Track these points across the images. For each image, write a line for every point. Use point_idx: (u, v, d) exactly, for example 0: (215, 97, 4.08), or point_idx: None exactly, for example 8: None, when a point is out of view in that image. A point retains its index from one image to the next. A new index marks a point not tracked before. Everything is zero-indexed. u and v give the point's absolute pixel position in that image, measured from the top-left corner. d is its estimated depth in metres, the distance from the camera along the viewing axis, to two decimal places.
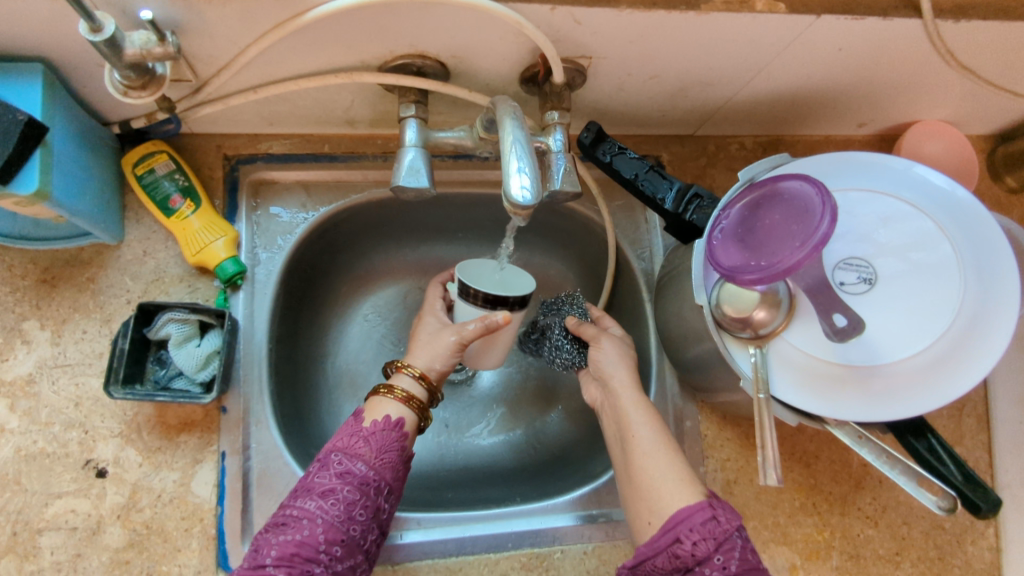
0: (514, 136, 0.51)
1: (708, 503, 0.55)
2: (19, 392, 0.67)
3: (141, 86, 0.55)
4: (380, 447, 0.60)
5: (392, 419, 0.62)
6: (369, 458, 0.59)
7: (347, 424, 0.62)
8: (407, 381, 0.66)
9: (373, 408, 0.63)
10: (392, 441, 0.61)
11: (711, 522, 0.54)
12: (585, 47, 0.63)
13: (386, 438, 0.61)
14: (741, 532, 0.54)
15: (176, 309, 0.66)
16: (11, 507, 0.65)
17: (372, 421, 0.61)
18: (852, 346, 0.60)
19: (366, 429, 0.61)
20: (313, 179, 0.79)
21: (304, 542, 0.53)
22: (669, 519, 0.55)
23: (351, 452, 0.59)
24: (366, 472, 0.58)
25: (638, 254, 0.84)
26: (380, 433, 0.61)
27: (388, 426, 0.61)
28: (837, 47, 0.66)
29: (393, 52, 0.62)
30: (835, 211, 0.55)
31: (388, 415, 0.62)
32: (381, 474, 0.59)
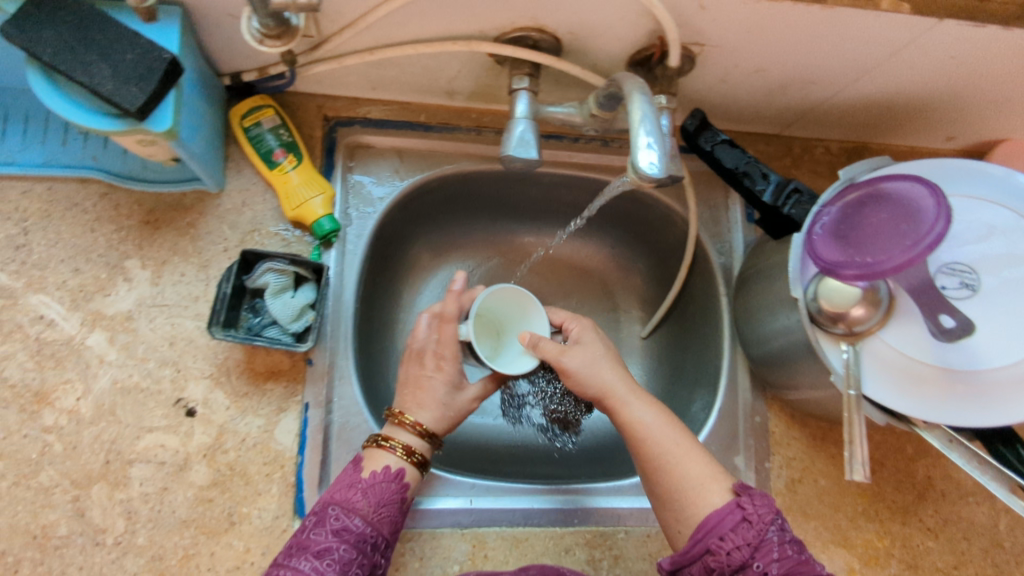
0: (643, 111, 0.52)
1: (735, 504, 0.56)
2: (118, 326, 0.69)
3: (277, 36, 0.57)
4: (378, 500, 0.60)
5: (392, 470, 0.62)
6: (366, 512, 0.59)
7: (345, 474, 0.62)
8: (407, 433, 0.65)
9: (372, 457, 0.64)
10: (391, 493, 0.61)
11: (742, 525, 0.55)
12: (702, 34, 0.63)
13: (385, 491, 0.61)
14: (775, 528, 0.55)
15: (274, 259, 0.68)
16: (105, 436, 0.67)
17: (372, 472, 0.62)
18: (951, 349, 0.61)
19: (364, 481, 0.61)
20: (408, 146, 0.80)
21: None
22: (700, 527, 0.56)
23: (348, 507, 0.59)
24: (363, 528, 0.59)
25: (717, 248, 0.84)
26: (379, 486, 0.61)
27: (387, 478, 0.62)
28: (950, 55, 0.66)
29: (513, 24, 0.63)
30: (949, 215, 0.55)
31: (386, 466, 0.62)
32: (379, 527, 0.60)
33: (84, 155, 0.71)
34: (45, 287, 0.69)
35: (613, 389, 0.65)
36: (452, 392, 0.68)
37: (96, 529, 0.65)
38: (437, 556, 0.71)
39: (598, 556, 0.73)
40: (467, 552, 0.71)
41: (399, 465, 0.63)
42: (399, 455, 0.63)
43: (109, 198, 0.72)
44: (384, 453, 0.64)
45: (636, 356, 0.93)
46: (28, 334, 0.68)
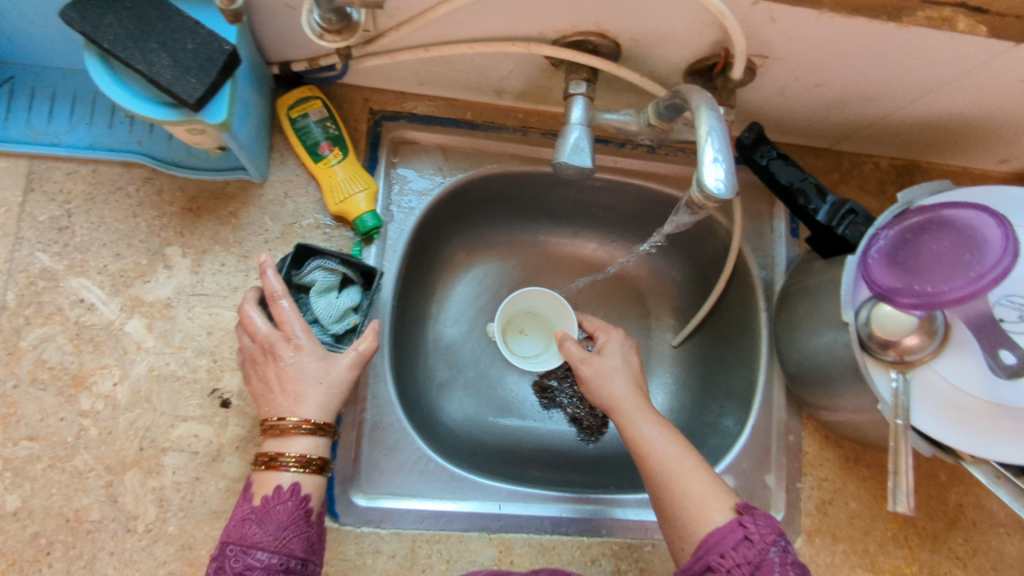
0: (709, 126, 0.51)
1: (736, 521, 0.55)
2: (157, 313, 0.69)
3: (337, 31, 0.56)
4: (279, 525, 0.56)
5: (285, 490, 0.57)
6: (267, 542, 0.55)
7: (238, 505, 0.58)
8: (300, 443, 0.59)
9: (263, 480, 0.58)
10: (290, 514, 0.57)
11: (744, 543, 0.54)
12: (768, 46, 0.62)
13: (283, 513, 0.57)
14: (778, 547, 0.54)
15: (326, 258, 0.67)
16: (140, 423, 0.67)
17: (263, 500, 0.57)
18: (1006, 386, 0.59)
19: (257, 510, 0.57)
20: (452, 144, 0.79)
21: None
22: (701, 544, 0.55)
23: (245, 543, 0.55)
24: (268, 559, 0.55)
25: (760, 262, 0.82)
26: (275, 510, 0.56)
27: (281, 499, 0.57)
28: (1020, 79, 0.64)
29: (574, 27, 0.62)
30: (1017, 248, 0.54)
31: (279, 486, 0.57)
32: (288, 551, 0.56)
33: (129, 139, 0.71)
34: (86, 270, 0.69)
35: (622, 402, 0.66)
36: (324, 364, 0.61)
37: (128, 515, 0.65)
38: (463, 560, 0.70)
39: (624, 567, 0.72)
40: (494, 557, 0.71)
41: (294, 480, 0.58)
42: (295, 470, 0.58)
43: (153, 183, 0.71)
44: (275, 474, 0.58)
45: (666, 365, 0.92)
46: (67, 317, 0.68)
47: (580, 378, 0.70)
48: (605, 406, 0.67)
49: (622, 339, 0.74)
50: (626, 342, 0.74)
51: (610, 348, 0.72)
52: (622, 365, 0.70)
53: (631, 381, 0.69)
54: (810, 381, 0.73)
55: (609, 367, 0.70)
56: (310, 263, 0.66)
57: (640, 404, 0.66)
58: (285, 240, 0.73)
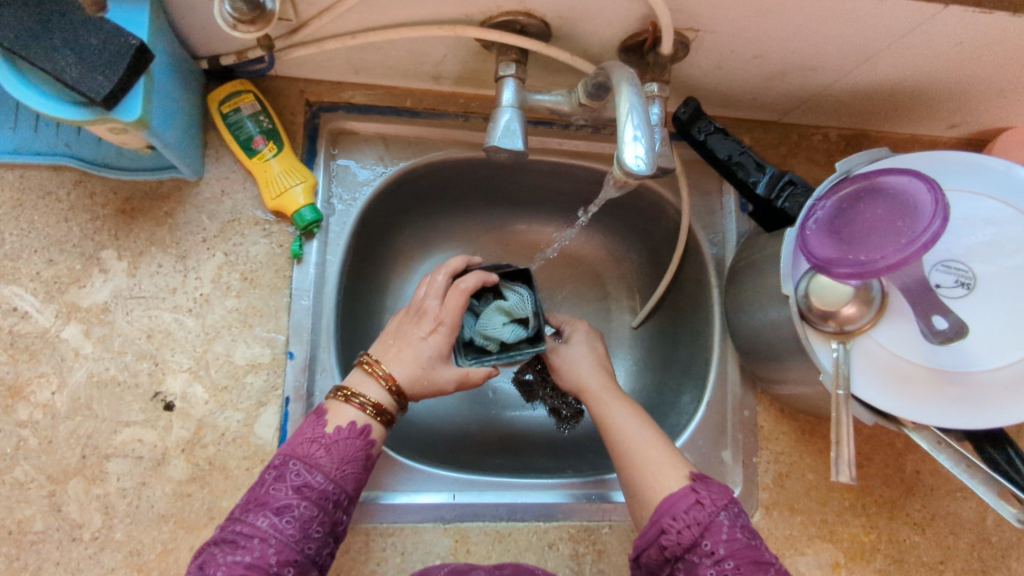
0: (630, 102, 0.50)
1: (689, 487, 0.55)
2: (94, 318, 0.68)
3: (250, 21, 0.55)
4: (342, 457, 0.57)
5: (357, 427, 0.59)
6: (329, 468, 0.56)
7: (308, 426, 0.59)
8: (374, 388, 0.61)
9: (335, 412, 0.60)
10: (356, 450, 0.58)
11: (695, 507, 0.54)
12: (697, 19, 0.61)
13: (350, 449, 0.58)
14: (729, 511, 0.54)
15: (530, 290, 0.68)
16: (82, 431, 0.66)
17: (335, 428, 0.58)
18: (942, 350, 0.59)
19: (328, 435, 0.58)
20: (393, 133, 0.78)
21: (256, 563, 0.51)
22: (656, 510, 0.56)
23: (309, 463, 0.56)
24: (325, 485, 0.55)
25: (711, 238, 0.82)
26: (344, 442, 0.58)
27: (352, 434, 0.58)
28: (953, 42, 0.63)
29: (499, 7, 0.60)
30: (946, 213, 0.54)
31: (352, 421, 0.59)
32: (342, 485, 0.57)
33: (56, 142, 0.68)
34: (18, 278, 0.67)
35: (593, 387, 0.68)
36: (435, 361, 0.62)
37: (72, 524, 0.64)
38: (419, 551, 0.70)
39: (582, 550, 0.73)
40: (450, 547, 0.71)
41: (364, 421, 0.59)
42: (366, 411, 0.60)
43: (83, 186, 0.70)
44: (348, 407, 0.60)
45: (627, 347, 0.91)
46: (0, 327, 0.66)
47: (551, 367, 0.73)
48: (575, 389, 0.70)
49: (588, 328, 0.76)
50: (590, 331, 0.76)
51: (577, 337, 0.74)
52: (588, 353, 0.72)
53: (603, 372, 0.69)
54: (760, 355, 0.72)
55: (576, 355, 0.72)
56: (519, 287, 0.69)
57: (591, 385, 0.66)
58: (223, 238, 0.71)
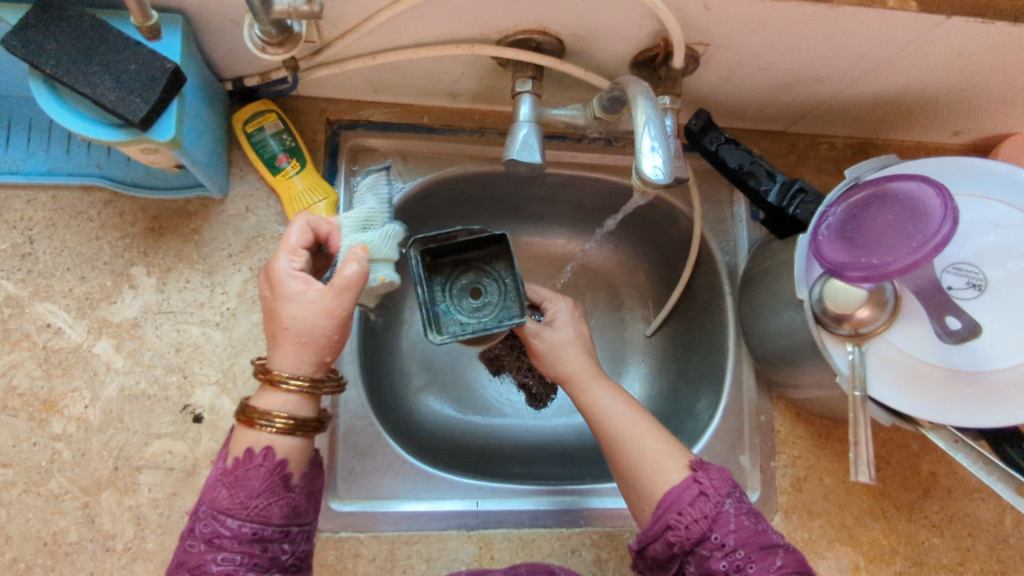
0: (647, 115, 0.52)
1: (691, 478, 0.56)
2: (125, 333, 0.70)
3: (278, 43, 0.57)
4: (248, 492, 0.52)
5: (259, 454, 0.53)
6: (238, 508, 0.51)
7: (215, 467, 0.54)
8: (280, 400, 0.54)
9: (241, 435, 0.54)
10: (263, 478, 0.52)
11: (700, 500, 0.55)
12: (707, 34, 0.63)
13: (256, 479, 0.52)
14: (733, 499, 0.55)
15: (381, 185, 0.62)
16: (114, 443, 0.67)
17: (234, 462, 0.53)
18: (956, 350, 0.61)
19: (229, 473, 0.52)
20: (411, 149, 0.80)
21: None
22: (659, 503, 0.56)
23: (215, 509, 0.52)
24: (239, 527, 0.51)
25: (722, 247, 0.84)
26: (246, 476, 0.52)
27: (251, 464, 0.52)
28: (957, 51, 0.65)
29: (515, 26, 0.63)
30: (956, 215, 0.56)
31: (255, 447, 0.53)
32: (264, 518, 0.52)
33: (87, 163, 0.71)
34: (52, 295, 0.69)
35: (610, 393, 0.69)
36: (303, 300, 0.52)
37: (106, 535, 0.66)
38: (444, 558, 0.71)
39: (604, 556, 0.73)
40: (474, 554, 0.72)
41: (268, 441, 0.53)
42: (275, 430, 0.53)
43: (114, 206, 0.72)
44: (254, 429, 0.53)
45: (641, 355, 0.92)
46: (35, 343, 0.68)
47: (534, 353, 0.68)
48: (559, 380, 0.67)
49: (573, 307, 0.71)
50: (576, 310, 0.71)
51: (561, 318, 0.69)
52: (575, 337, 0.68)
53: None
54: (776, 360, 0.74)
55: (562, 340, 0.67)
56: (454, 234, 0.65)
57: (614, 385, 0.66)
58: (248, 254, 0.73)
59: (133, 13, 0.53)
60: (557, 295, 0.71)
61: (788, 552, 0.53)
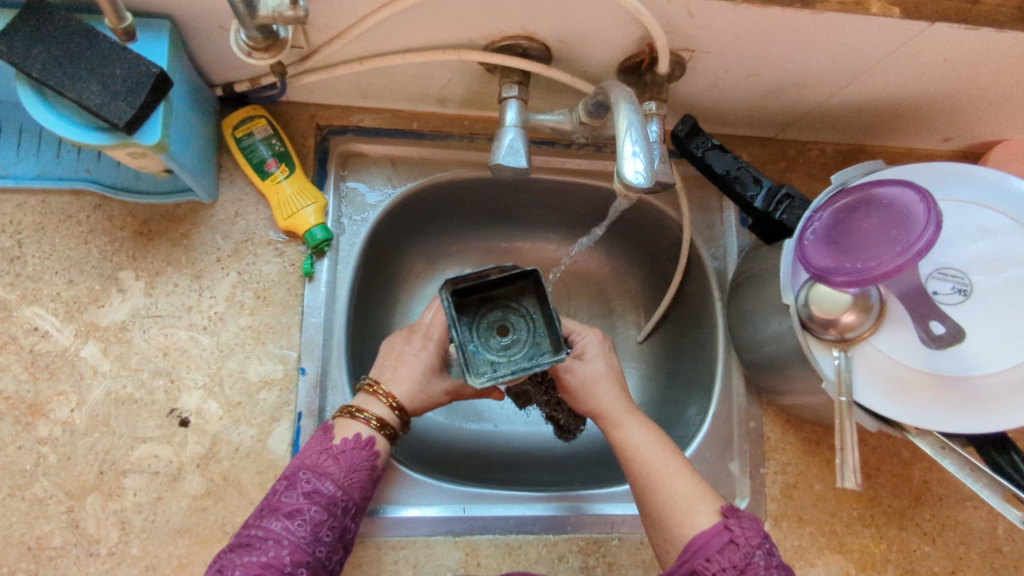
0: (629, 120, 0.52)
1: (723, 525, 0.56)
2: (112, 337, 0.70)
3: (265, 48, 0.58)
4: (349, 466, 0.60)
5: (363, 438, 0.62)
6: (337, 477, 0.59)
7: (316, 440, 0.62)
8: (382, 407, 0.64)
9: (343, 425, 0.63)
10: (362, 460, 0.61)
11: (729, 548, 0.55)
12: (692, 40, 0.63)
13: (356, 458, 0.61)
14: (763, 551, 0.55)
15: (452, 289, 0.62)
16: (99, 447, 0.67)
17: (343, 439, 0.61)
18: (942, 356, 0.60)
19: (335, 446, 0.61)
20: (400, 155, 0.80)
21: (269, 563, 0.53)
22: (686, 548, 0.56)
23: (318, 471, 0.59)
24: (333, 491, 0.58)
25: (712, 252, 0.84)
26: (350, 453, 0.60)
27: (359, 444, 0.61)
28: (942, 57, 0.66)
29: (501, 32, 0.63)
30: (939, 220, 0.55)
31: (358, 433, 0.62)
32: (349, 493, 0.59)
33: (77, 167, 0.71)
34: (39, 299, 0.69)
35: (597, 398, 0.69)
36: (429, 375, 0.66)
37: (90, 539, 0.65)
38: (430, 564, 0.71)
39: (592, 562, 0.73)
40: (460, 560, 0.71)
41: (371, 434, 0.62)
42: (373, 425, 0.63)
43: (103, 210, 0.72)
44: (355, 422, 0.63)
45: (632, 361, 0.92)
46: (22, 346, 0.68)
47: (565, 387, 0.68)
48: (591, 414, 0.67)
49: (603, 339, 0.70)
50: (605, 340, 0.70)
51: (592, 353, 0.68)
52: (606, 372, 0.68)
53: (617, 383, 0.69)
54: (765, 366, 0.73)
55: (593, 374, 0.67)
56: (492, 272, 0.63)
57: (602, 390, 0.66)
58: (236, 258, 0.74)
59: (107, 16, 0.51)
60: (586, 328, 0.70)
61: None
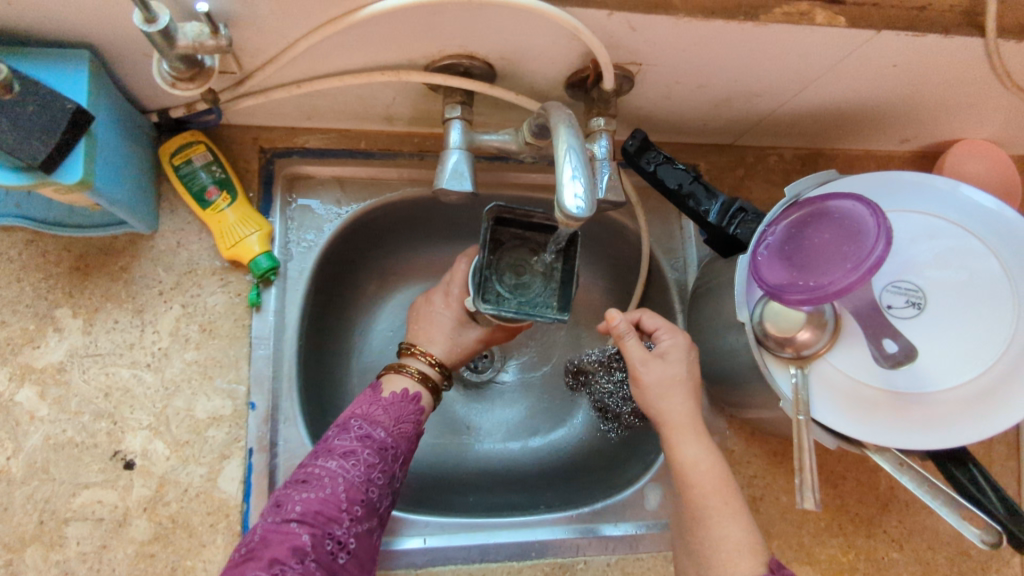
0: (568, 144, 0.50)
1: None
2: (50, 379, 0.67)
3: (189, 78, 0.55)
4: (398, 416, 0.61)
5: (409, 393, 0.63)
6: (388, 424, 0.60)
7: (364, 395, 0.63)
8: (421, 363, 0.67)
9: (390, 380, 0.64)
10: (409, 412, 0.62)
11: None
12: (637, 54, 0.62)
13: (404, 410, 0.62)
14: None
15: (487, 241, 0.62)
16: (39, 495, 0.65)
17: (390, 393, 0.62)
18: (899, 372, 0.59)
19: (384, 398, 0.62)
20: (349, 175, 0.78)
21: (327, 500, 0.54)
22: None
23: (369, 419, 0.60)
24: (384, 438, 0.59)
25: (672, 264, 0.83)
26: (398, 405, 0.62)
27: (405, 398, 0.62)
28: (892, 64, 0.65)
29: (441, 51, 0.61)
30: (889, 236, 0.54)
31: (404, 388, 0.63)
32: (398, 441, 0.60)
33: (6, 204, 0.67)
34: None
35: None
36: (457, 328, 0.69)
37: None
38: None
39: None
40: None
41: (416, 390, 0.64)
42: (416, 379, 0.65)
43: (35, 246, 0.69)
44: (399, 377, 0.65)
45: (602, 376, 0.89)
46: None
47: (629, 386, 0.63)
48: None
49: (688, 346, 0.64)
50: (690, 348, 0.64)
51: (673, 354, 0.63)
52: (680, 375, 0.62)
53: None
54: (726, 380, 0.72)
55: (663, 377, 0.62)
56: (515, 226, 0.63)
57: None
58: (180, 290, 0.71)
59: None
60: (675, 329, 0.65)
61: None
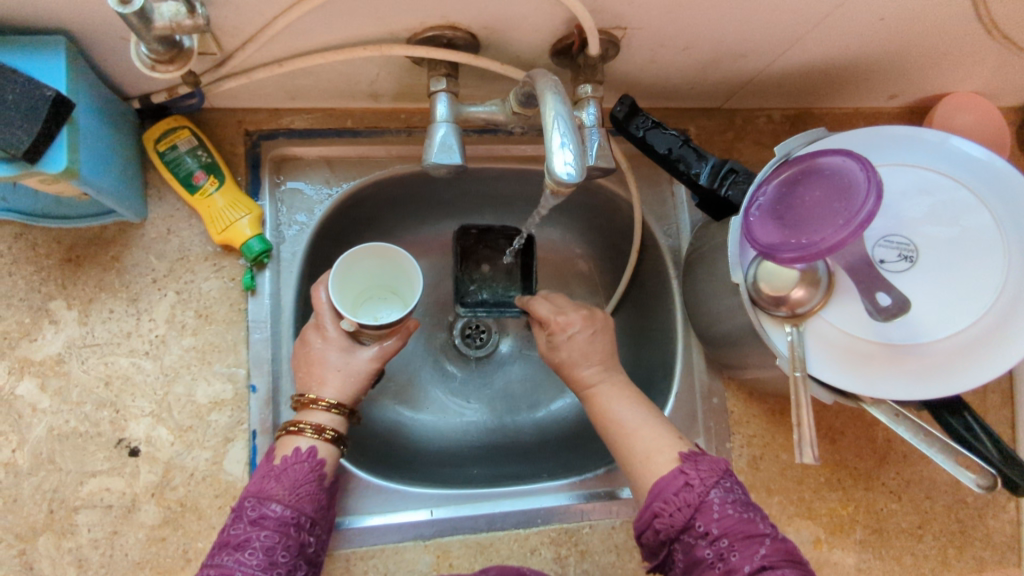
0: (556, 111, 0.50)
1: (678, 470, 0.56)
2: (49, 371, 0.67)
3: (169, 60, 0.55)
4: (293, 483, 0.59)
5: (303, 451, 0.61)
6: (283, 496, 0.59)
7: (259, 467, 0.62)
8: (320, 415, 0.64)
9: (284, 444, 0.63)
10: (306, 473, 0.60)
11: (684, 490, 0.55)
12: (622, 18, 0.61)
13: (298, 473, 0.60)
14: (719, 489, 0.55)
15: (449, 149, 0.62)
16: (47, 486, 0.65)
17: (283, 458, 0.61)
18: (892, 325, 0.60)
19: (277, 468, 0.60)
20: (337, 155, 0.78)
21: None
22: (648, 493, 0.57)
23: (262, 496, 0.58)
24: (282, 512, 0.58)
25: (665, 230, 0.83)
26: (292, 469, 0.60)
27: (300, 459, 0.61)
28: (879, 17, 0.64)
29: (423, 23, 0.60)
30: (879, 189, 0.54)
31: (297, 448, 0.62)
32: (299, 508, 0.59)
33: None
34: None
35: None
36: (345, 355, 0.66)
37: None
38: (401, 570, 0.70)
39: (564, 553, 0.73)
40: (431, 563, 0.71)
41: (311, 445, 0.62)
42: (310, 435, 0.63)
43: (25, 238, 0.69)
44: (296, 437, 0.63)
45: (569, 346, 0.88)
46: None
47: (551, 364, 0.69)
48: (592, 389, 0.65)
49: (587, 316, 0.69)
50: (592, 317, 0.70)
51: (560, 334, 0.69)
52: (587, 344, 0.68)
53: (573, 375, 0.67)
54: (722, 342, 0.73)
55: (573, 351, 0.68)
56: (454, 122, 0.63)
57: None
58: (173, 277, 0.71)
59: None
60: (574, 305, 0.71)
61: (773, 540, 0.53)
